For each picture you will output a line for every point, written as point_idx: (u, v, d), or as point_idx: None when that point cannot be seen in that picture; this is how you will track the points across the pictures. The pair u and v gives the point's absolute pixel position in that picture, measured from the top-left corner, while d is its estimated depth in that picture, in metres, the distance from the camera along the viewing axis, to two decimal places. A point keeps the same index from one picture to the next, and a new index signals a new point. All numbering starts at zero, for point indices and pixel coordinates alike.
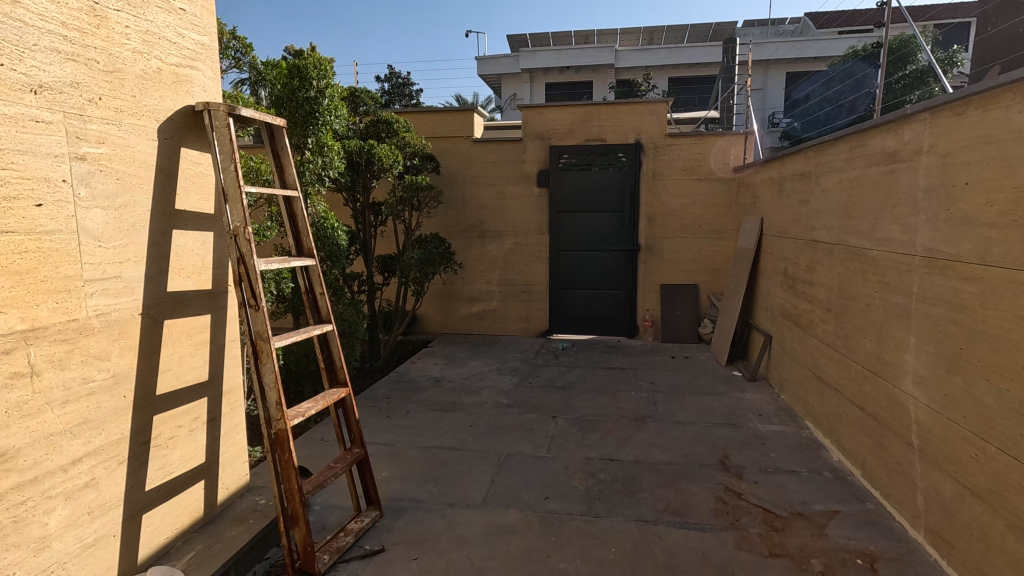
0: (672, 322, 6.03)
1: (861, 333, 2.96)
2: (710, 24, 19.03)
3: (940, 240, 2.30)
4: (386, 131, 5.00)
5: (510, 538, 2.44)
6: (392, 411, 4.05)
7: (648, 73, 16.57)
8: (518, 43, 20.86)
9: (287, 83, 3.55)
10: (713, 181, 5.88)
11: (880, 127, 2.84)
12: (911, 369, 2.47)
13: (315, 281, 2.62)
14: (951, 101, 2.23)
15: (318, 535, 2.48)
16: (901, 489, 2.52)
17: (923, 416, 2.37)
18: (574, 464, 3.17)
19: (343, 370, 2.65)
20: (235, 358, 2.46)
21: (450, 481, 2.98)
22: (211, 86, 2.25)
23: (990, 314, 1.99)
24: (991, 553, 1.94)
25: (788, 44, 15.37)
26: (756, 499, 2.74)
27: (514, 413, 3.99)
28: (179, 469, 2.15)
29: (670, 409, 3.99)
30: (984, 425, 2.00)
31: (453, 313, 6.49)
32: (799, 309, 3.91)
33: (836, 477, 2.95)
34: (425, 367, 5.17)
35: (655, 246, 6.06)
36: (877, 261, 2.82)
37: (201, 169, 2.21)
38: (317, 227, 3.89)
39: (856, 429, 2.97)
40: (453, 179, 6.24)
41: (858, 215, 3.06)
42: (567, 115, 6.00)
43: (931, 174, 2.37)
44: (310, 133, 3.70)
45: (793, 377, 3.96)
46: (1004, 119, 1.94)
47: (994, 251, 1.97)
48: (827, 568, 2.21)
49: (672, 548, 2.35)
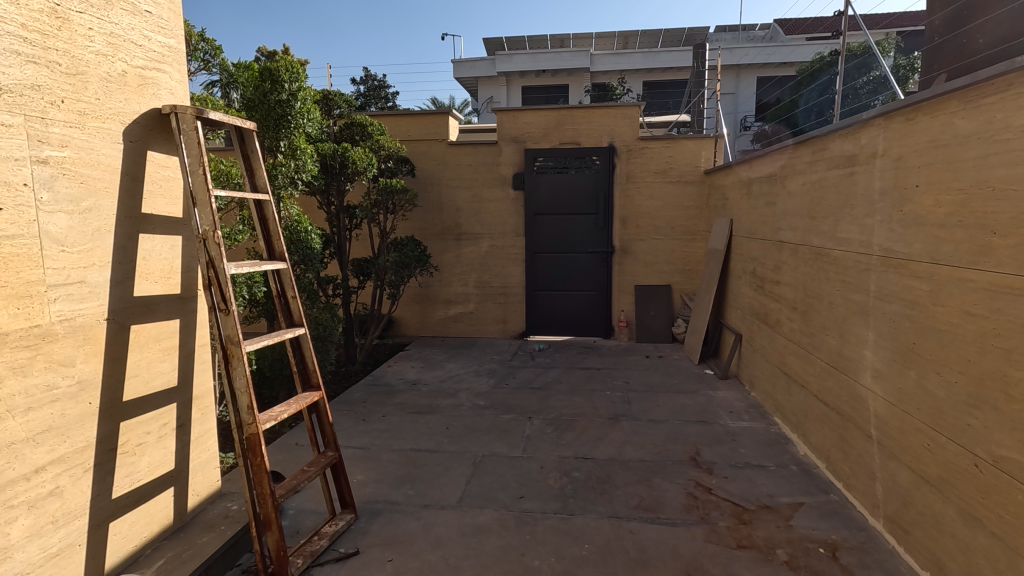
0: (647, 322, 6.12)
1: (824, 331, 3.06)
2: (683, 30, 19.42)
3: (894, 240, 2.40)
4: (361, 134, 5.01)
5: (485, 537, 2.46)
6: (367, 414, 4.04)
7: (623, 79, 16.78)
8: (494, 47, 20.99)
9: (259, 86, 3.55)
10: (685, 183, 6.00)
11: (838, 131, 2.95)
12: (869, 364, 2.57)
13: (287, 284, 2.62)
14: (902, 108, 2.33)
15: (292, 540, 2.47)
16: (861, 480, 2.61)
17: (880, 409, 2.47)
18: (549, 463, 3.20)
19: (316, 373, 2.64)
20: (206, 362, 2.43)
21: (425, 483, 2.99)
22: (177, 89, 2.24)
23: (939, 309, 2.09)
24: (943, 538, 2.03)
25: (758, 48, 15.75)
26: (725, 494, 2.81)
27: (490, 414, 4.01)
28: (147, 476, 2.13)
29: (643, 408, 4.05)
30: (935, 417, 2.09)
31: (430, 316, 6.48)
32: (767, 308, 4.02)
33: (803, 470, 3.04)
34: (401, 371, 5.16)
35: (630, 248, 6.15)
36: (839, 261, 2.91)
37: (168, 172, 2.19)
38: (289, 230, 3.88)
39: (821, 424, 3.06)
40: (428, 182, 6.24)
41: (820, 216, 3.16)
42: (541, 119, 6.06)
43: (887, 176, 2.46)
44: (282, 137, 3.68)
45: (762, 374, 4.06)
46: (950, 125, 2.04)
47: (942, 250, 2.07)
48: (791, 558, 2.28)
49: (643, 542, 2.40)
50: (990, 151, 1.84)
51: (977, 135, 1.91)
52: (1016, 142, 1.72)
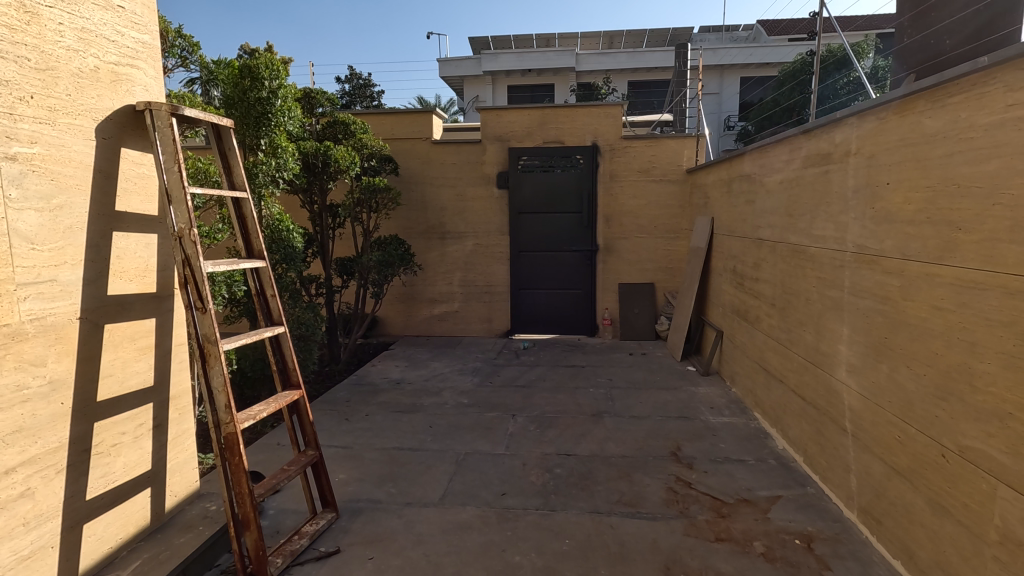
0: (631, 320, 6.17)
1: (802, 326, 3.11)
2: (667, 30, 19.57)
3: (867, 237, 2.45)
4: (344, 132, 4.98)
5: (467, 534, 2.47)
6: (350, 414, 4.02)
7: (608, 79, 16.86)
8: (480, 46, 20.98)
9: (238, 83, 3.51)
10: (667, 182, 6.05)
11: (813, 130, 3.00)
12: (844, 358, 2.62)
13: (265, 283, 2.60)
14: (873, 107, 2.38)
15: (272, 540, 2.45)
16: (837, 473, 2.66)
17: (855, 403, 2.51)
18: (531, 460, 3.22)
19: (296, 372, 2.62)
20: (183, 361, 2.41)
21: (408, 481, 2.99)
22: (152, 85, 2.21)
23: (909, 304, 2.13)
24: (913, 527, 2.08)
25: (741, 49, 15.90)
26: (705, 488, 2.84)
27: (474, 412, 4.02)
28: (123, 476, 2.10)
29: (626, 405, 4.08)
30: (905, 409, 2.14)
31: (415, 316, 6.47)
32: (747, 305, 4.07)
33: (781, 464, 3.09)
34: (385, 370, 5.14)
35: (613, 246, 6.19)
36: (815, 257, 2.96)
37: (143, 170, 2.17)
38: (270, 229, 3.84)
39: (798, 418, 3.11)
40: (412, 180, 6.23)
41: (797, 214, 3.21)
42: (525, 118, 6.07)
43: (859, 175, 2.51)
44: (263, 135, 3.65)
45: (743, 371, 4.12)
46: (918, 124, 2.09)
47: (911, 247, 2.12)
48: (767, 549, 2.32)
49: (623, 537, 2.42)
50: (955, 149, 1.89)
51: (943, 133, 1.96)
52: (981, 140, 1.77)
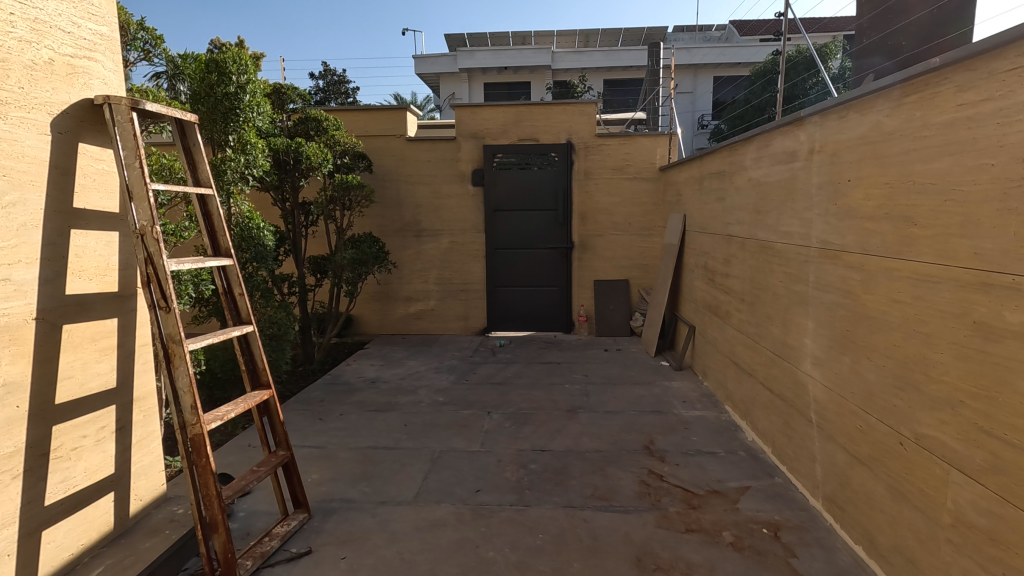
0: (607, 316, 6.22)
1: (769, 321, 3.18)
2: (642, 29, 19.74)
3: (831, 233, 2.51)
4: (316, 129, 4.91)
5: (441, 531, 2.47)
6: (324, 413, 3.98)
7: (584, 77, 16.92)
8: (456, 43, 20.88)
9: (205, 78, 3.44)
10: (641, 180, 6.11)
11: (779, 128, 3.07)
12: (809, 351, 2.69)
13: (233, 281, 2.56)
14: (835, 105, 2.44)
15: (242, 542, 2.41)
16: (803, 463, 2.73)
17: (819, 394, 2.59)
18: (506, 457, 3.23)
19: (266, 372, 2.58)
20: (147, 363, 2.35)
21: (382, 480, 2.97)
22: (110, 79, 2.15)
23: (870, 297, 2.20)
24: (874, 513, 2.15)
25: (714, 49, 16.13)
26: (677, 480, 2.89)
27: (450, 410, 4.01)
28: (85, 481, 2.05)
29: (601, 400, 4.12)
30: (867, 400, 2.21)
31: (390, 314, 6.42)
32: (718, 300, 4.15)
33: (750, 456, 3.16)
34: (361, 369, 5.10)
35: (589, 243, 6.24)
36: (782, 253, 3.03)
37: (102, 166, 2.11)
38: (239, 227, 3.74)
39: (767, 410, 3.18)
40: (387, 178, 6.17)
41: (765, 210, 3.28)
42: (500, 115, 6.07)
43: (823, 172, 2.58)
44: (231, 131, 3.59)
45: (714, 365, 4.19)
46: (877, 122, 2.16)
47: (871, 242, 2.19)
48: (736, 539, 2.37)
49: (596, 530, 2.45)
50: (911, 147, 1.95)
51: (900, 132, 2.02)
52: (934, 138, 1.83)
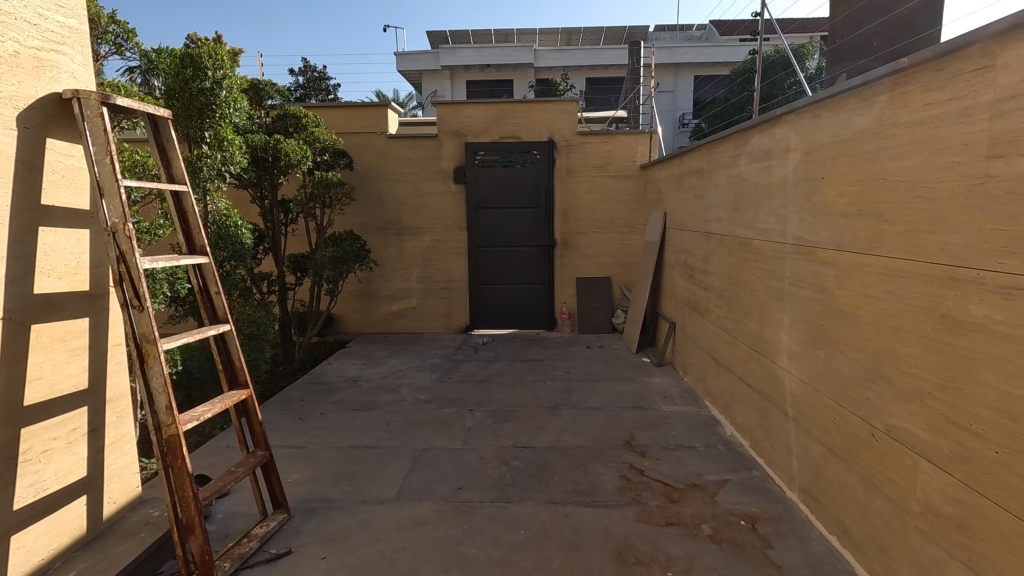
0: (589, 313, 6.26)
1: (747, 316, 3.23)
2: (624, 28, 19.85)
3: (805, 229, 2.56)
4: (295, 126, 4.85)
5: (423, 529, 2.46)
6: (305, 413, 3.94)
7: (566, 75, 16.95)
8: (438, 40, 20.76)
9: (179, 73, 3.37)
10: (622, 177, 6.16)
11: (756, 127, 3.11)
12: (785, 346, 2.73)
13: (209, 280, 2.52)
14: (809, 104, 2.49)
15: (220, 544, 2.38)
16: (780, 455, 2.78)
17: (795, 387, 2.63)
18: (488, 454, 3.23)
19: (243, 371, 2.55)
20: (121, 363, 2.31)
21: (364, 479, 2.95)
22: (80, 72, 2.10)
23: (843, 292, 2.24)
24: (847, 504, 2.20)
25: (695, 48, 16.29)
26: (657, 475, 2.92)
27: (432, 408, 4.00)
28: (56, 484, 2.00)
29: (583, 396, 4.15)
30: (840, 392, 2.26)
31: (372, 313, 6.37)
32: (697, 297, 4.20)
33: (728, 449, 3.20)
34: (342, 368, 5.05)
35: (571, 241, 6.26)
36: (759, 249, 3.08)
37: (71, 161, 2.06)
38: (216, 225, 3.68)
39: (745, 405, 3.23)
40: (368, 175, 6.12)
41: (742, 208, 3.33)
42: (482, 113, 6.05)
43: (798, 170, 2.62)
44: (206, 127, 3.53)
45: (694, 360, 4.24)
46: (849, 121, 2.20)
47: (844, 238, 2.23)
48: (714, 531, 2.41)
49: (578, 525, 2.47)
50: (881, 145, 2.00)
51: (871, 130, 2.06)
52: (904, 136, 1.87)
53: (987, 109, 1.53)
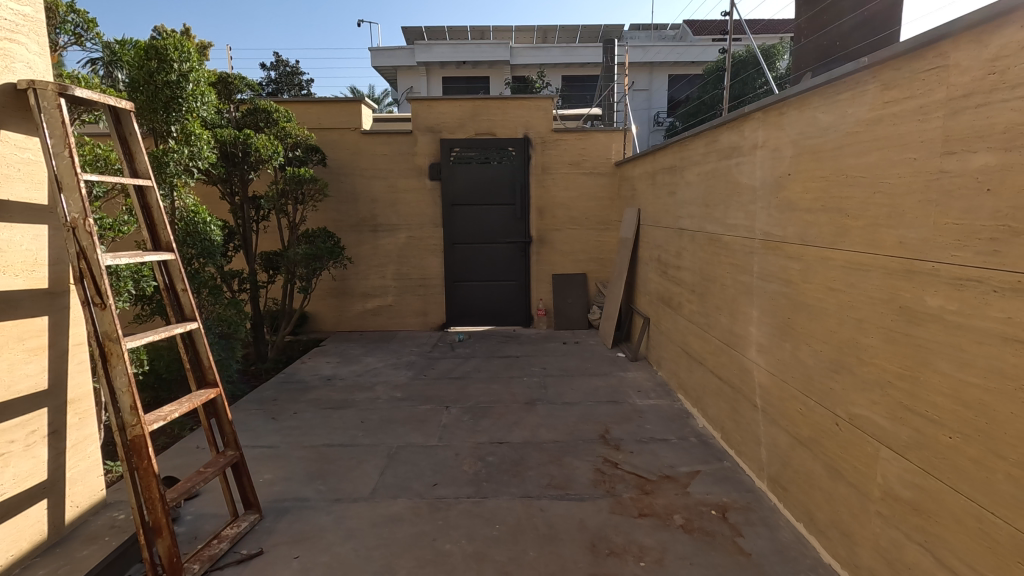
0: (565, 309, 6.29)
1: (718, 311, 3.29)
2: (600, 27, 19.97)
3: (773, 225, 2.62)
4: (265, 121, 4.76)
5: (397, 526, 2.45)
6: (278, 412, 3.88)
7: (543, 73, 16.99)
8: (414, 36, 20.62)
9: (144, 65, 3.27)
10: (597, 175, 6.20)
11: (726, 124, 3.17)
12: (754, 339, 2.80)
13: (175, 277, 2.47)
14: (776, 102, 2.54)
15: (189, 546, 2.33)
16: (749, 446, 2.85)
17: (764, 379, 2.70)
18: (464, 450, 3.23)
19: (212, 370, 2.50)
20: (82, 363, 2.25)
21: (338, 477, 2.93)
22: (36, 62, 2.03)
23: (808, 286, 2.30)
24: (813, 491, 2.26)
25: (669, 48, 16.50)
26: (631, 467, 2.96)
27: (407, 406, 3.98)
28: (14, 488, 1.94)
29: (559, 392, 4.18)
30: (806, 383, 2.32)
31: (347, 311, 6.30)
32: (670, 292, 4.26)
33: (701, 441, 3.26)
34: (316, 367, 4.99)
35: (546, 237, 6.29)
36: (729, 245, 3.14)
37: (27, 155, 2.00)
38: (184, 221, 3.59)
39: (716, 397, 3.29)
40: (342, 171, 6.05)
41: (713, 204, 3.38)
42: (457, 109, 6.03)
43: (766, 166, 2.68)
44: (173, 120, 3.43)
45: (668, 354, 4.30)
46: (814, 118, 2.25)
47: (809, 233, 2.29)
48: (686, 521, 2.45)
49: (552, 519, 2.49)
50: (844, 142, 2.05)
51: (834, 127, 2.12)
52: (865, 133, 1.93)
53: (942, 107, 1.58)
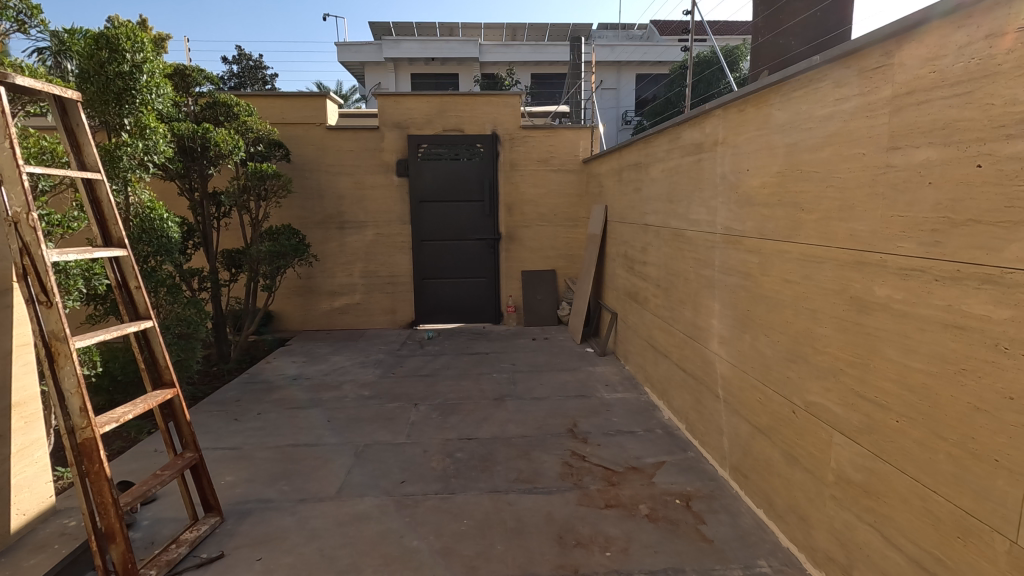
0: (534, 306, 6.32)
1: (682, 305, 3.35)
2: (568, 25, 20.10)
3: (733, 220, 2.68)
4: (225, 114, 4.64)
5: (364, 524, 2.43)
6: (241, 413, 3.79)
7: (512, 71, 16.98)
8: (381, 31, 20.36)
9: (94, 55, 3.13)
10: (565, 171, 6.24)
11: (688, 121, 3.23)
12: (716, 331, 2.86)
13: (128, 274, 2.38)
14: (735, 100, 2.60)
15: (146, 552, 2.26)
16: (712, 436, 2.92)
17: (725, 370, 2.76)
18: (432, 447, 3.21)
19: (169, 369, 2.42)
20: (27, 364, 2.15)
21: (303, 477, 2.88)
22: None
23: (766, 278, 2.37)
24: (772, 478, 2.33)
25: (636, 47, 16.72)
26: (598, 460, 2.99)
27: (375, 404, 3.94)
28: None
29: (528, 387, 4.20)
30: (765, 373, 2.38)
31: (313, 309, 6.19)
32: (637, 287, 4.32)
33: (666, 433, 3.32)
34: (281, 366, 4.89)
35: (515, 234, 6.30)
36: (692, 239, 3.20)
37: None
38: (139, 218, 3.44)
39: (681, 389, 3.36)
40: (306, 167, 5.93)
41: (676, 200, 3.44)
42: (424, 105, 5.99)
43: (726, 162, 2.74)
44: (126, 113, 3.34)
45: (635, 349, 4.36)
46: (770, 115, 2.32)
47: (767, 227, 2.36)
48: (651, 510, 2.50)
49: (520, 512, 2.50)
50: (798, 139, 2.12)
51: (789, 124, 2.18)
52: (817, 130, 2.00)
53: (887, 104, 1.65)
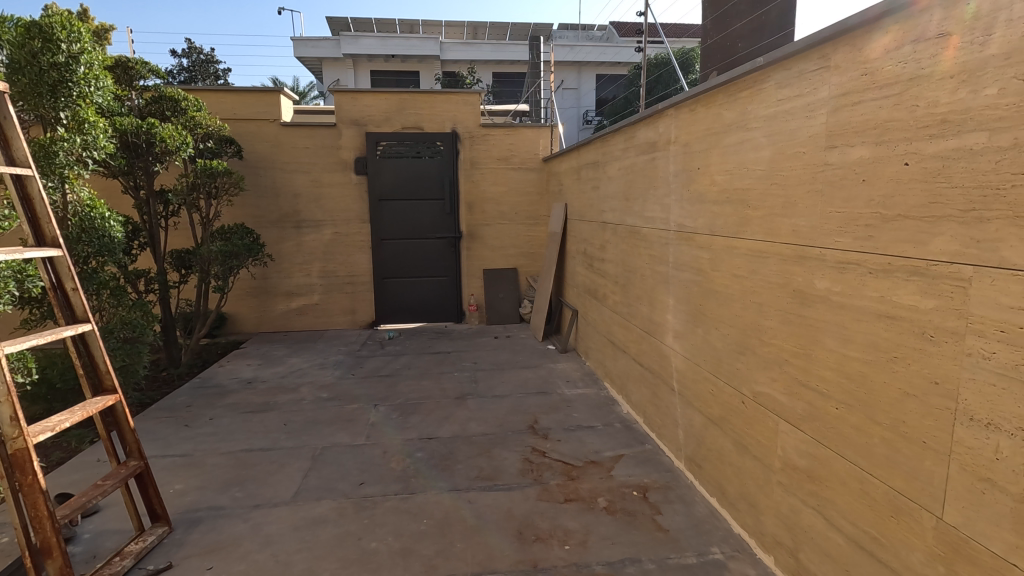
0: (496, 304, 6.33)
1: (638, 301, 3.42)
2: (528, 25, 20.19)
3: (685, 217, 2.75)
4: (173, 109, 4.46)
5: (321, 528, 2.38)
6: (191, 419, 3.65)
7: (473, 69, 16.93)
8: (338, 27, 19.96)
9: (25, 44, 2.96)
10: (526, 170, 6.26)
11: (642, 120, 3.29)
12: (671, 326, 2.93)
13: (64, 275, 2.25)
14: (686, 100, 2.67)
15: (87, 566, 2.16)
16: (668, 428, 2.99)
17: (679, 363, 2.83)
18: (392, 447, 3.18)
19: (110, 375, 2.31)
20: None
21: (257, 483, 2.80)
22: None
23: (717, 274, 2.44)
24: (724, 466, 2.41)
25: (596, 48, 16.94)
26: (558, 455, 3.02)
27: (334, 406, 3.87)
28: None
29: (489, 385, 4.20)
30: (716, 365, 2.46)
31: (270, 311, 6.03)
32: (596, 284, 4.38)
33: (624, 426, 3.39)
34: (235, 370, 4.75)
35: (476, 232, 6.29)
36: (647, 236, 3.27)
37: None
38: (78, 216, 3.29)
39: (638, 383, 3.43)
40: (260, 165, 5.77)
41: (632, 198, 3.51)
42: (382, 102, 5.91)
43: (678, 161, 2.80)
44: (61, 106, 3.13)
45: (594, 345, 4.42)
46: (719, 115, 2.39)
47: (716, 224, 2.43)
48: (609, 503, 2.54)
49: (480, 509, 2.50)
50: (744, 139, 2.19)
51: (736, 123, 2.25)
52: (761, 129, 2.07)
53: (825, 106, 1.72)
